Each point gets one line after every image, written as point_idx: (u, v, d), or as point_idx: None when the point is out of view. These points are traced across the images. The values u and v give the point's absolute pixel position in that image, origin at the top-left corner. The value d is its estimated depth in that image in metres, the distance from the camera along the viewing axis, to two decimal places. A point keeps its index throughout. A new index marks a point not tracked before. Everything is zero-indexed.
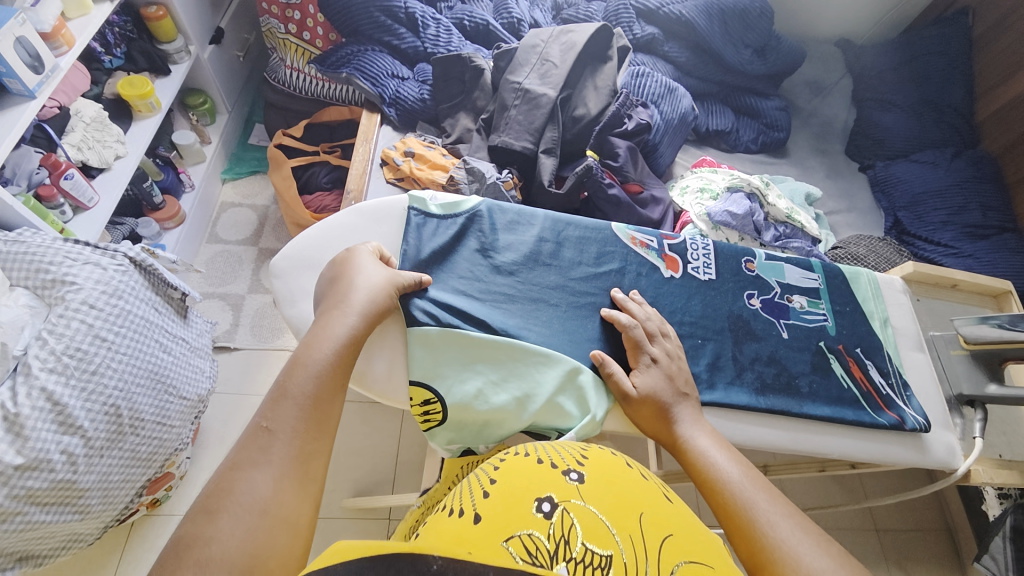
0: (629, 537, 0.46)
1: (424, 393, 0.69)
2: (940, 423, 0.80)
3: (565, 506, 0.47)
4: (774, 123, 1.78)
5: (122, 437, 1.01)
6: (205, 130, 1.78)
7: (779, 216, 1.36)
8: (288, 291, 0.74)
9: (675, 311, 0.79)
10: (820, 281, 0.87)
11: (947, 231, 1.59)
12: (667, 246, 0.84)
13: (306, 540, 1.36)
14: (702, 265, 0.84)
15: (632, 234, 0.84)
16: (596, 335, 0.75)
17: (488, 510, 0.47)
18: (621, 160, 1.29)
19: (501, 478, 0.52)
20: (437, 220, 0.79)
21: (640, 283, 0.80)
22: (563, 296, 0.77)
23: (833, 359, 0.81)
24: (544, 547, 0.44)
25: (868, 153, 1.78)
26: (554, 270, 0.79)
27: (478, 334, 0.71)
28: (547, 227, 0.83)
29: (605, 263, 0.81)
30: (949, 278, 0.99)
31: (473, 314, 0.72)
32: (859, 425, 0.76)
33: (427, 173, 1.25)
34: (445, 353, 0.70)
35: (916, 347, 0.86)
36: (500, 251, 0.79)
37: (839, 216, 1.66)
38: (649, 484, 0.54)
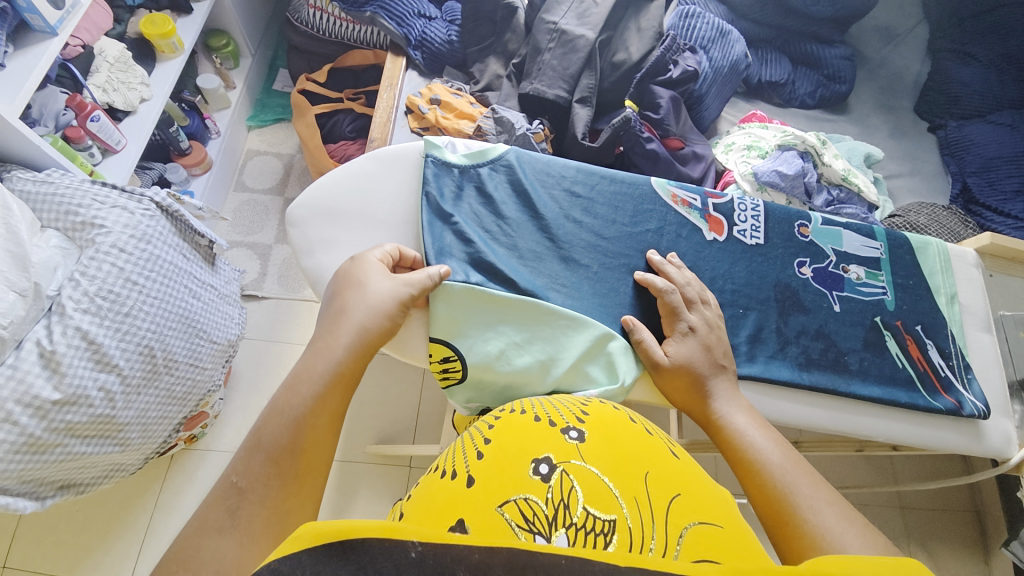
0: (634, 501, 0.44)
1: (444, 352, 0.65)
2: (1002, 411, 0.74)
3: (564, 467, 0.46)
4: (835, 74, 1.61)
5: (157, 375, 1.05)
6: (229, 74, 1.74)
7: (833, 178, 1.25)
8: (308, 241, 0.71)
9: (717, 278, 0.74)
10: (881, 250, 0.79)
11: (1018, 203, 1.43)
12: (712, 205, 0.77)
13: (331, 482, 1.42)
14: (750, 229, 0.77)
15: (673, 191, 0.78)
16: (628, 301, 0.70)
17: (481, 472, 0.47)
18: (663, 112, 1.18)
19: (495, 437, 0.51)
20: (460, 169, 0.74)
21: (680, 246, 0.74)
22: (594, 256, 0.72)
23: (889, 337, 0.74)
24: (542, 511, 0.43)
25: (941, 111, 1.60)
26: (587, 228, 0.74)
27: (502, 293, 0.67)
28: (579, 180, 0.77)
29: (641, 222, 0.75)
30: None
31: (497, 271, 0.68)
32: (911, 409, 0.71)
33: (454, 123, 1.19)
34: (466, 312, 0.66)
35: (982, 327, 0.78)
36: (528, 205, 0.74)
37: (899, 181, 1.53)
38: (653, 440, 0.53)
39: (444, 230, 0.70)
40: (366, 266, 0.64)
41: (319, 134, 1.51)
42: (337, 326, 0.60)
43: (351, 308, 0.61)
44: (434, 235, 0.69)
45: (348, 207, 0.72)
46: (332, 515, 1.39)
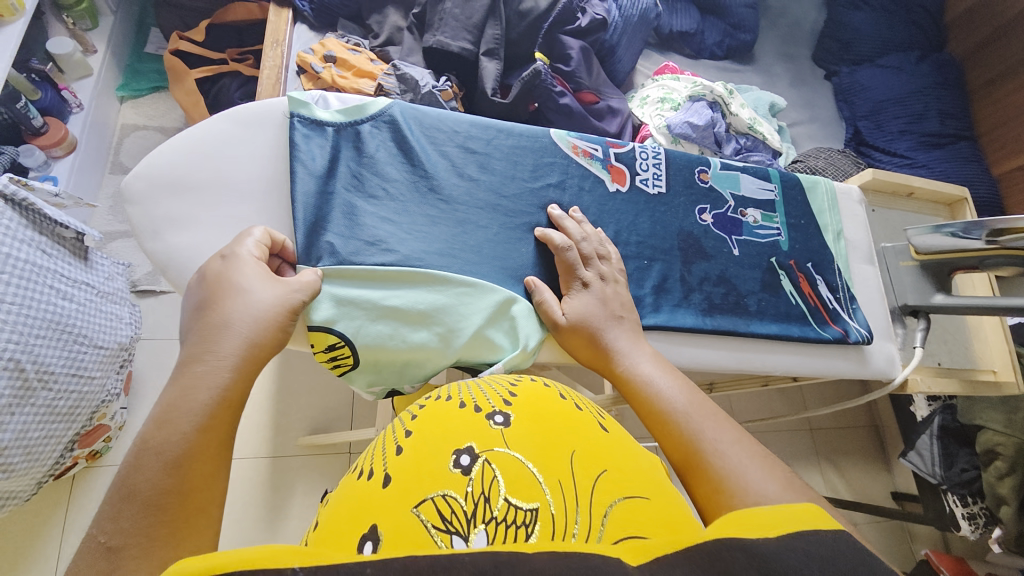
0: (557, 483, 0.43)
1: (328, 339, 0.58)
2: (882, 334, 0.81)
3: (486, 456, 0.45)
4: (740, 23, 1.64)
5: (31, 391, 0.92)
6: (87, 37, 1.48)
7: (740, 127, 1.28)
8: (150, 220, 0.61)
9: (621, 230, 0.73)
10: (775, 192, 0.82)
11: (904, 141, 1.55)
12: (613, 155, 0.75)
13: (264, 480, 1.34)
14: (652, 177, 0.77)
15: (573, 142, 0.75)
16: (532, 261, 0.68)
17: (400, 470, 0.45)
18: (573, 64, 1.14)
19: (417, 431, 0.50)
20: (337, 128, 0.66)
21: (583, 200, 0.73)
22: (493, 215, 0.69)
23: (784, 275, 0.78)
24: (461, 508, 0.41)
25: (835, 58, 1.69)
26: (485, 186, 0.70)
27: (391, 266, 0.61)
28: (473, 133, 0.72)
29: (542, 176, 0.72)
30: (907, 187, 0.96)
31: (387, 240, 0.63)
32: (803, 341, 0.75)
33: (353, 82, 1.08)
34: (353, 290, 0.60)
35: (865, 260, 0.84)
36: (418, 162, 0.67)
37: (800, 128, 1.62)
38: (583, 416, 0.53)
39: (322, 199, 0.63)
40: (245, 267, 0.54)
41: (202, 102, 1.34)
42: (218, 341, 0.49)
43: (234, 320, 0.50)
44: (309, 204, 0.62)
45: (203, 177, 0.62)
46: (269, 513, 1.32)
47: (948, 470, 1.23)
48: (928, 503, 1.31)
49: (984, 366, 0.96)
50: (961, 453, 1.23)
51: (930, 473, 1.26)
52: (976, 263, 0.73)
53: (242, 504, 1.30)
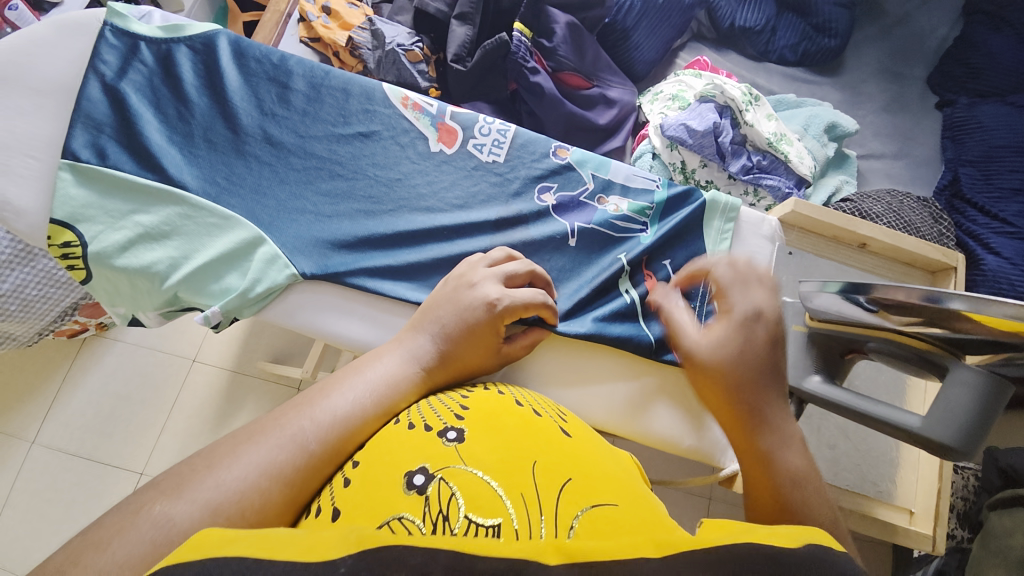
0: (521, 499, 0.36)
1: (64, 236, 0.57)
2: None
3: (442, 475, 0.37)
4: (825, 25, 1.34)
5: (31, 257, 1.07)
6: None
7: (758, 142, 1.06)
8: None
9: (427, 192, 0.66)
10: (659, 184, 0.71)
11: (1013, 203, 1.16)
12: (449, 113, 0.69)
13: (219, 389, 1.41)
14: (490, 143, 0.69)
15: (406, 94, 0.69)
16: (315, 209, 0.63)
17: (351, 502, 0.36)
18: (556, 40, 1.04)
19: (365, 457, 0.41)
20: (150, 41, 0.65)
21: (393, 156, 0.67)
22: (280, 155, 0.64)
23: (626, 275, 0.67)
24: (419, 528, 0.33)
25: (956, 85, 1.30)
26: (280, 121, 0.65)
27: (150, 182, 0.59)
28: (291, 69, 0.67)
29: (354, 122, 0.67)
30: (856, 236, 0.74)
31: (159, 160, 0.60)
32: (621, 346, 0.64)
33: (332, 33, 1.09)
34: (106, 198, 0.59)
35: None
36: (219, 90, 0.65)
37: (876, 162, 1.30)
38: (542, 425, 0.45)
39: (103, 102, 0.62)
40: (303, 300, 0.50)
41: None
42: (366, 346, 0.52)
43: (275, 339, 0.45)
44: (88, 106, 0.61)
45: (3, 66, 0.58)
46: (216, 418, 1.38)
47: None
48: None
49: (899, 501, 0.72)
50: None
51: None
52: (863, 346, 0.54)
53: (201, 404, 1.39)
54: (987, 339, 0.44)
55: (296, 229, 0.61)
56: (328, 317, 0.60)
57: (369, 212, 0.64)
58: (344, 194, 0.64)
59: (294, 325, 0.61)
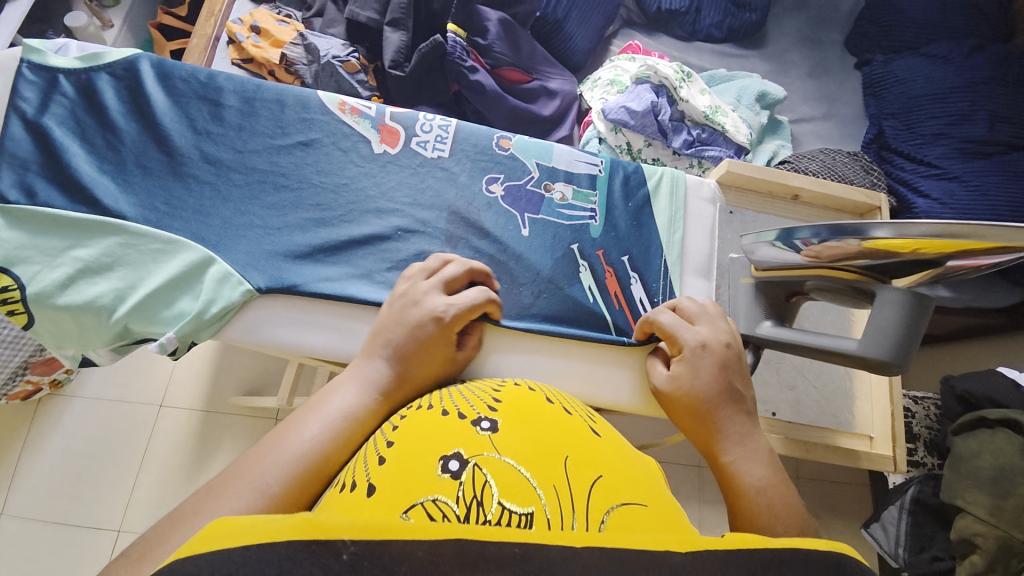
0: (553, 489, 0.36)
1: (1, 282, 0.54)
2: None
3: (477, 461, 0.37)
4: (744, 1, 1.41)
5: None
6: (104, 12, 1.60)
7: (696, 116, 1.10)
8: None
9: (376, 194, 0.66)
10: (601, 168, 0.73)
11: (936, 147, 1.24)
12: (387, 114, 0.69)
13: (193, 432, 1.35)
14: (433, 140, 0.70)
15: (342, 99, 0.69)
16: (264, 223, 0.62)
17: (384, 479, 0.37)
18: (490, 37, 1.06)
19: (399, 439, 0.41)
20: (67, 73, 0.62)
21: (337, 161, 0.66)
22: (221, 174, 0.62)
23: (584, 267, 0.68)
24: (453, 513, 0.34)
25: (870, 45, 1.39)
26: (217, 140, 0.64)
27: (85, 216, 0.57)
28: (221, 86, 0.66)
29: (293, 132, 0.66)
30: (788, 189, 0.78)
31: (95, 194, 0.58)
32: (586, 343, 0.65)
33: (264, 51, 1.07)
34: (40, 238, 0.56)
35: (700, 273, 0.71)
36: (149, 116, 0.63)
37: (808, 125, 1.38)
38: (572, 419, 0.45)
39: (24, 142, 0.59)
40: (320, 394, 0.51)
41: None
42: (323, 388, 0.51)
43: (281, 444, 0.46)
44: (9, 148, 0.58)
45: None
46: (192, 462, 1.33)
47: (914, 555, 0.99)
48: None
49: (862, 429, 0.77)
50: (938, 539, 0.99)
51: (892, 557, 1.03)
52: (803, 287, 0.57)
53: (174, 449, 1.33)
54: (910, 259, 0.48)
55: (247, 246, 0.60)
56: (288, 330, 0.60)
57: (321, 220, 0.64)
58: (291, 206, 0.63)
59: (253, 342, 0.59)
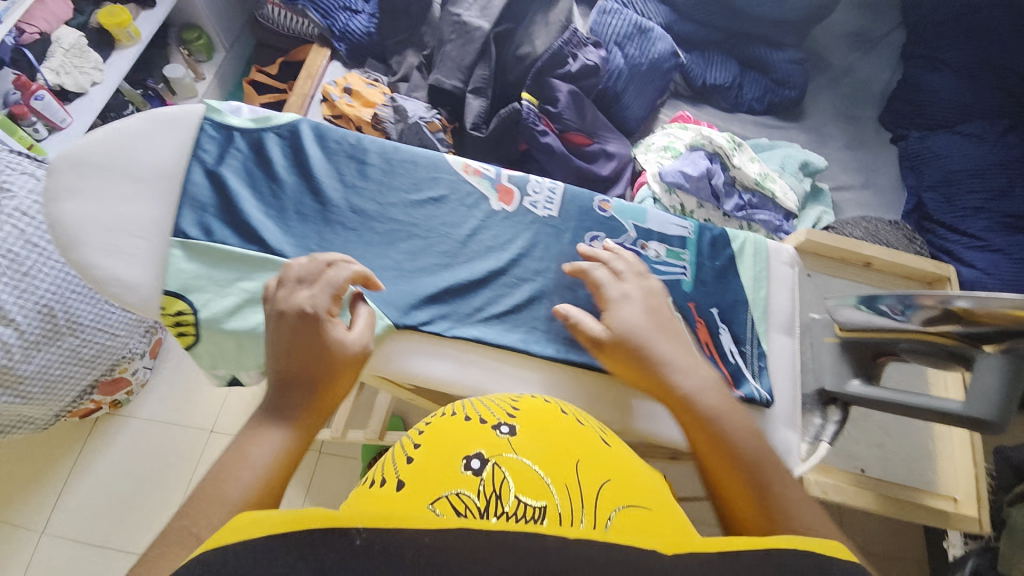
0: (564, 487, 0.41)
1: (177, 305, 0.63)
2: (785, 422, 0.67)
3: (496, 460, 0.42)
4: (783, 79, 1.52)
5: (59, 335, 1.14)
6: (198, 66, 1.79)
7: (746, 182, 1.18)
8: (59, 190, 0.64)
9: (495, 245, 0.73)
10: (690, 230, 0.77)
11: (978, 220, 1.30)
12: (504, 175, 0.78)
13: None
14: (543, 201, 0.77)
15: (466, 162, 0.78)
16: (399, 266, 0.69)
17: (412, 476, 0.42)
18: (560, 106, 1.16)
19: (426, 441, 0.46)
20: (240, 132, 0.73)
21: (462, 216, 0.74)
22: (363, 222, 0.71)
23: (679, 317, 0.70)
24: (474, 504, 0.39)
25: (904, 121, 1.49)
26: (361, 193, 0.72)
27: (254, 253, 0.66)
28: (367, 147, 0.75)
29: (425, 189, 0.75)
30: (860, 255, 0.84)
31: (261, 235, 0.67)
32: None
33: (356, 110, 1.20)
34: (214, 270, 0.65)
35: (784, 330, 0.73)
36: (306, 170, 0.72)
37: (848, 193, 1.44)
38: (583, 430, 0.50)
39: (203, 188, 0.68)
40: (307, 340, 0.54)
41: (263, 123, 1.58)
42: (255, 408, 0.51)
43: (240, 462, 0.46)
44: (191, 194, 0.67)
45: (110, 158, 0.66)
46: None
47: None
48: None
49: (941, 491, 0.76)
50: None
51: None
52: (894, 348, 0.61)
53: None
54: (995, 330, 0.50)
55: (384, 286, 0.67)
56: (418, 358, 0.66)
57: (447, 266, 0.71)
58: (423, 253, 0.71)
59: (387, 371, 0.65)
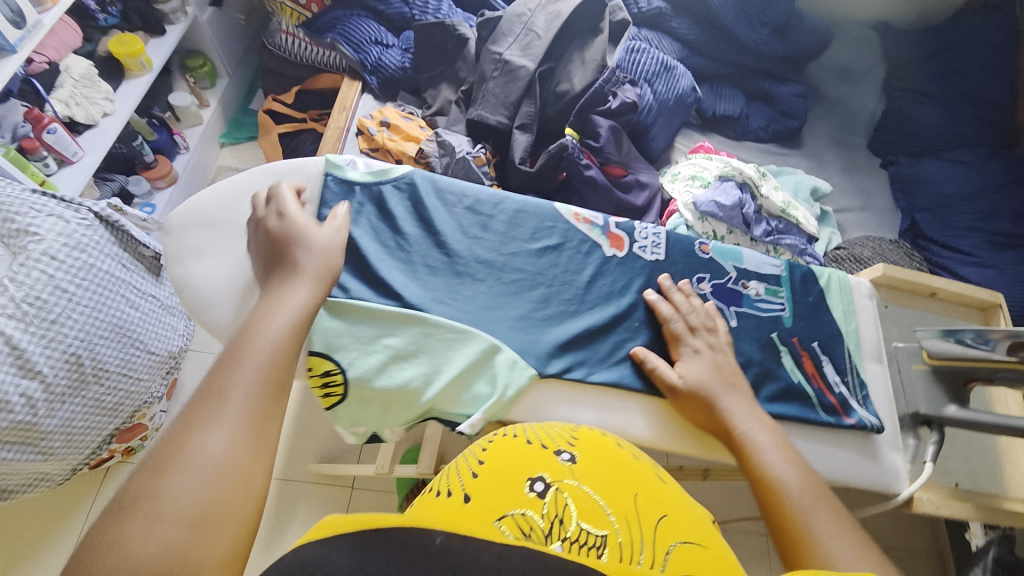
0: (623, 518, 0.50)
1: (325, 364, 0.70)
2: (889, 445, 0.78)
3: (558, 486, 0.52)
4: (789, 110, 1.65)
5: (85, 384, 1.03)
6: (203, 93, 1.73)
7: (772, 210, 1.27)
8: (180, 248, 0.77)
9: (614, 292, 0.81)
10: (782, 269, 0.86)
11: (969, 238, 1.44)
12: (613, 223, 0.85)
13: (270, 503, 1.33)
14: (651, 246, 0.84)
15: (575, 211, 0.85)
16: (524, 312, 0.77)
17: (478, 489, 0.52)
18: (602, 141, 1.21)
19: (491, 459, 0.56)
20: (365, 188, 0.81)
21: (576, 262, 0.82)
22: (490, 272, 0.79)
23: (785, 351, 0.80)
24: (538, 525, 0.48)
25: (893, 149, 1.63)
26: (485, 244, 0.81)
27: (393, 309, 0.73)
28: (485, 200, 0.84)
29: (541, 237, 0.83)
30: (927, 286, 0.91)
31: (395, 289, 0.74)
32: (804, 422, 0.76)
33: (399, 145, 1.21)
34: (355, 327, 0.72)
35: (875, 359, 0.84)
36: (432, 225, 0.80)
37: (849, 215, 1.56)
38: (640, 465, 0.59)
39: None
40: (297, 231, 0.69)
41: (281, 152, 1.54)
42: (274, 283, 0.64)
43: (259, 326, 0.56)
44: None
45: (224, 215, 0.78)
46: (267, 536, 1.30)
47: None
48: None
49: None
50: None
51: None
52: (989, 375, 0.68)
53: None
54: None
55: (512, 332, 0.75)
56: (563, 407, 0.74)
57: (571, 312, 0.79)
58: (545, 298, 0.79)
59: (537, 420, 0.72)
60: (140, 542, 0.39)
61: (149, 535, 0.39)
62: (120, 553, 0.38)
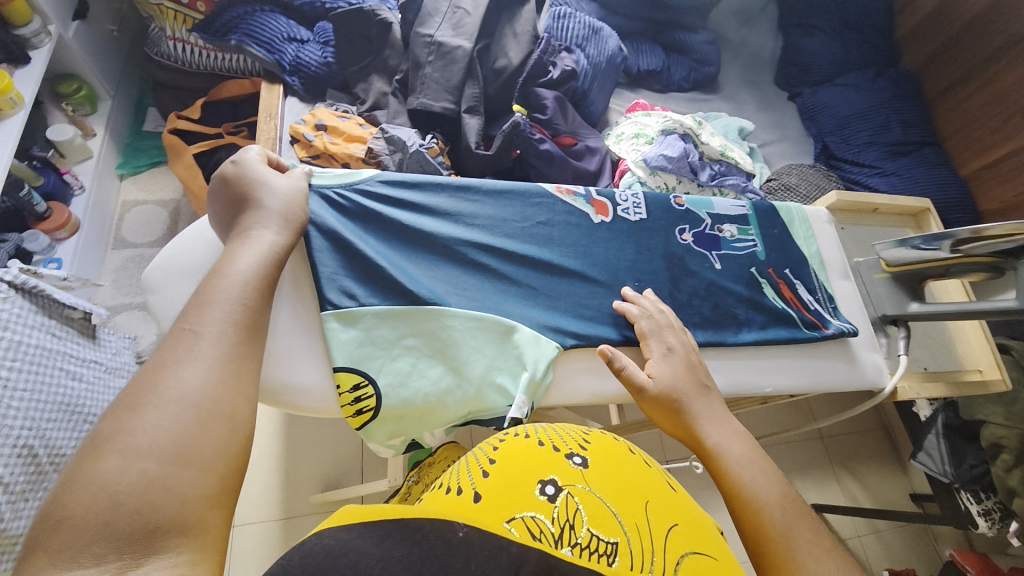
0: (634, 526, 0.47)
1: (353, 379, 0.71)
2: (866, 346, 0.94)
3: (569, 489, 0.49)
4: (703, 58, 1.74)
5: (45, 475, 0.90)
6: (87, 122, 1.50)
7: (712, 154, 1.35)
8: (166, 306, 0.72)
9: (612, 258, 0.90)
10: (747, 209, 1.00)
11: (871, 151, 1.63)
12: (594, 191, 0.94)
13: (276, 544, 1.25)
14: (633, 207, 0.95)
15: (559, 185, 0.93)
16: (533, 288, 0.84)
17: (490, 490, 0.50)
18: (550, 113, 1.23)
19: (501, 461, 0.54)
20: (341, 191, 0.81)
21: (570, 232, 0.90)
22: (491, 256, 0.84)
23: (766, 283, 0.95)
24: (548, 529, 0.45)
25: (797, 80, 1.78)
26: (480, 231, 0.86)
27: (405, 309, 0.75)
28: (467, 187, 0.88)
29: (531, 215, 0.89)
30: (868, 204, 1.16)
31: (407, 292, 0.76)
32: (793, 341, 0.91)
33: (343, 147, 1.13)
34: (375, 337, 0.74)
35: (841, 275, 1.01)
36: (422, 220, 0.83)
37: (771, 147, 1.69)
38: (653, 472, 0.56)
39: (335, 258, 0.75)
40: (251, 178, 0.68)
41: (201, 174, 1.37)
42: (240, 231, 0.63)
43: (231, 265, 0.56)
44: (326, 264, 0.74)
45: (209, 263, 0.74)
46: None
47: (958, 467, 1.21)
48: (942, 502, 1.27)
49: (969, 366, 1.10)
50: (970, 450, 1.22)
51: (941, 473, 1.23)
52: (943, 271, 0.88)
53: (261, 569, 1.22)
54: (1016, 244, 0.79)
55: (529, 310, 0.81)
56: (590, 375, 0.81)
57: (580, 281, 0.87)
58: (550, 271, 0.86)
59: (573, 392, 0.80)
60: (118, 472, 0.36)
61: (126, 468, 0.36)
62: (94, 482, 0.35)
